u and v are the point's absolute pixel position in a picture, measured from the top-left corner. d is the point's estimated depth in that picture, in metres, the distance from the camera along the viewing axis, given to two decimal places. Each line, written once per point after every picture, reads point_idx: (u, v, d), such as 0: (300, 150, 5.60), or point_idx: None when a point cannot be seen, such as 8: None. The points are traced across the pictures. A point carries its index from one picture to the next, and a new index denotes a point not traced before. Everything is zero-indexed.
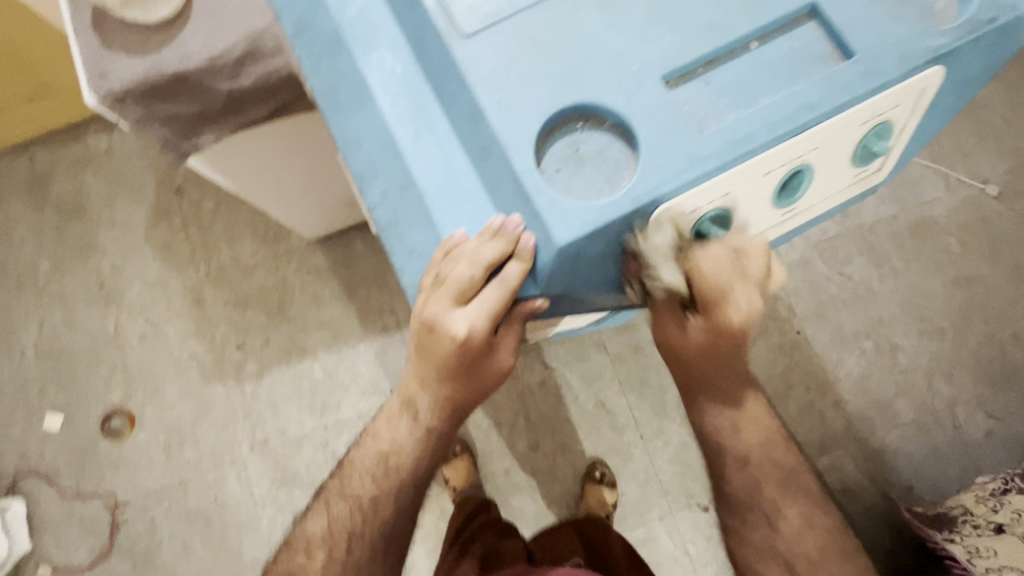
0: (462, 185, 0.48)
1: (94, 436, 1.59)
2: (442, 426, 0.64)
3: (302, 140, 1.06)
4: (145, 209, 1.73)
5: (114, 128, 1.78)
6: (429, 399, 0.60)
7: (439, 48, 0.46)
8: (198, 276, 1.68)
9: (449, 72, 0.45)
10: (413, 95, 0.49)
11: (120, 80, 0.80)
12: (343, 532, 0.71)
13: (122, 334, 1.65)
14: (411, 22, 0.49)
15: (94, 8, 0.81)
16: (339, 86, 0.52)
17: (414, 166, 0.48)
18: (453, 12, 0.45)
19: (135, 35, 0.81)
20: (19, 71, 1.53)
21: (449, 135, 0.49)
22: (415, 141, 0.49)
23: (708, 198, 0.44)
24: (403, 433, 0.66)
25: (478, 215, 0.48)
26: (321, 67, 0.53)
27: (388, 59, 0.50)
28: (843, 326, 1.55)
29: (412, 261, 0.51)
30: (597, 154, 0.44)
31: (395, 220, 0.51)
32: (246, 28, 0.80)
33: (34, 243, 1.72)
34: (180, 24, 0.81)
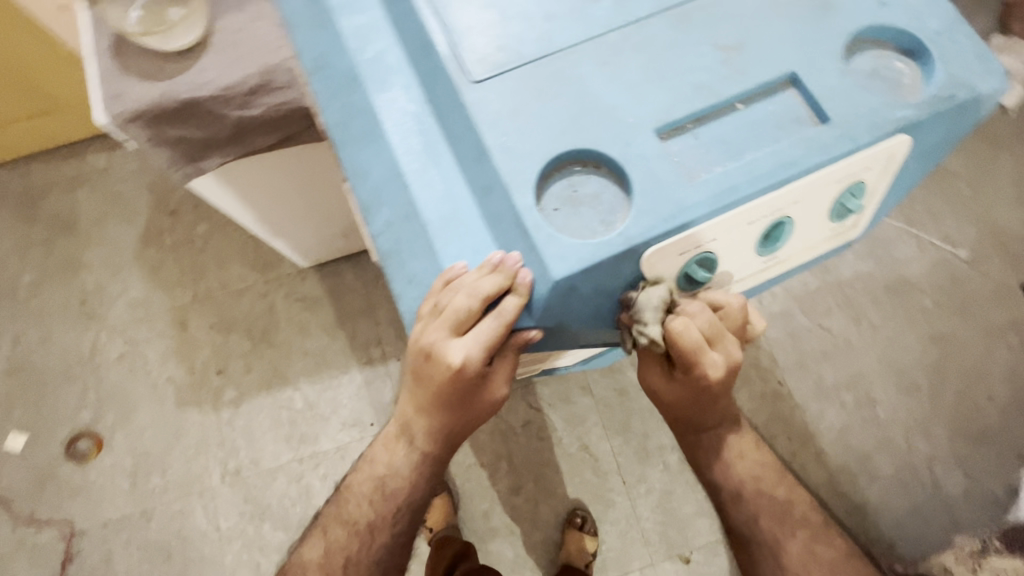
0: (464, 218, 0.50)
1: (58, 459, 1.53)
2: (436, 451, 0.63)
3: (306, 170, 1.09)
4: (137, 228, 1.73)
5: (114, 148, 1.80)
6: (423, 423, 0.60)
7: (450, 91, 0.49)
8: (185, 298, 1.66)
9: (457, 113, 0.48)
10: (422, 133, 0.52)
11: (133, 103, 0.82)
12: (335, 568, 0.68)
13: (99, 354, 1.62)
14: (423, 65, 0.52)
15: (114, 35, 0.85)
16: (352, 122, 0.54)
17: (419, 198, 0.51)
18: (464, 60, 0.48)
19: (152, 62, 0.84)
20: (27, 88, 1.56)
21: (453, 170, 0.51)
22: (421, 175, 0.51)
23: (696, 241, 0.46)
24: (398, 458, 0.66)
25: (477, 247, 0.50)
26: (337, 103, 0.55)
27: (400, 98, 0.53)
28: (824, 378, 1.58)
29: (411, 288, 0.53)
30: (593, 197, 0.46)
31: (398, 249, 0.53)
32: (260, 63, 0.84)
33: (19, 257, 1.71)
34: (197, 55, 0.84)
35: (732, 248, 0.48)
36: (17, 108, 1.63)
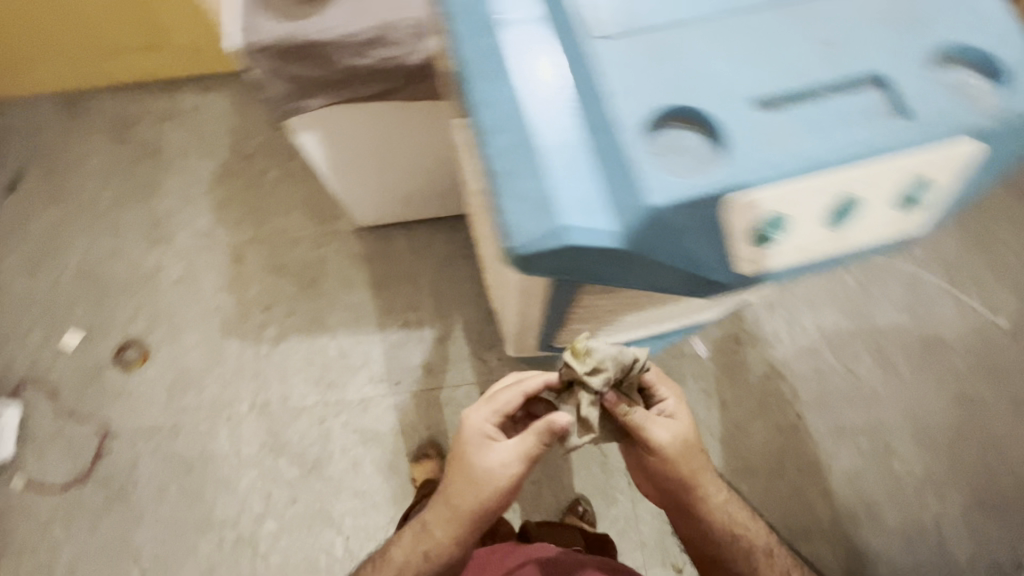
0: (574, 150, 0.54)
1: (106, 363, 1.64)
2: (485, 447, 0.89)
3: (396, 123, 1.20)
4: (214, 166, 1.85)
5: (206, 90, 1.94)
6: (482, 424, 0.90)
7: (577, 42, 0.55)
8: (245, 236, 1.77)
9: (582, 62, 0.54)
10: (541, 75, 0.56)
11: (264, 35, 0.92)
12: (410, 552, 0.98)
13: (160, 273, 1.73)
14: (551, 20, 0.58)
15: None
16: (477, 59, 0.58)
17: (535, 128, 0.54)
18: (594, 18, 0.55)
19: (286, 3, 0.94)
20: (146, 21, 1.71)
21: (567, 109, 0.55)
22: (537, 109, 0.55)
23: (779, 199, 0.51)
24: (461, 467, 0.90)
25: (582, 179, 0.53)
26: (464, 42, 0.59)
27: (525, 43, 0.58)
28: (843, 420, 1.59)
29: (521, 207, 0.53)
30: (691, 149, 0.52)
31: (509, 171, 0.54)
32: (379, 18, 0.93)
33: (105, 173, 1.84)
34: (326, 4, 0.94)
35: (809, 214, 0.52)
36: (129, 39, 1.77)
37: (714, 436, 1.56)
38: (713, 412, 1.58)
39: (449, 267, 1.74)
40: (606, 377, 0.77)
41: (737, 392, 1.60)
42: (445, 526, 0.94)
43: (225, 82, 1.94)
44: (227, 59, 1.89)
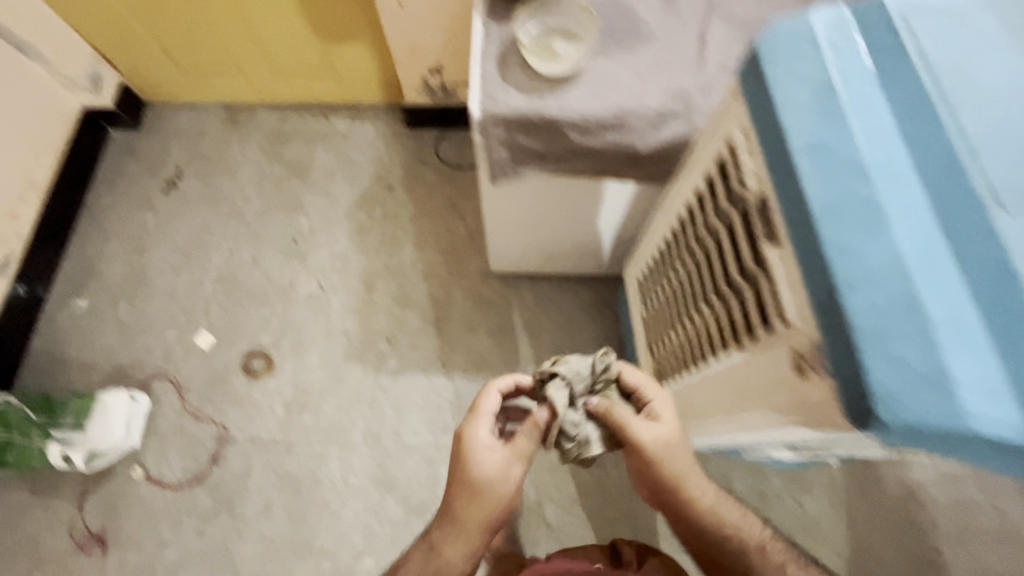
0: (981, 328, 0.48)
1: (234, 368, 1.68)
2: (474, 446, 0.88)
3: (575, 201, 1.15)
4: (356, 191, 1.92)
5: (357, 118, 2.03)
6: (475, 429, 0.90)
7: (977, 213, 0.52)
8: (378, 264, 1.81)
9: (986, 233, 0.51)
10: (933, 234, 0.51)
11: (506, 107, 0.95)
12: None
13: (294, 288, 1.78)
14: (943, 176, 0.53)
15: (503, 47, 0.99)
16: (845, 207, 0.53)
17: (932, 299, 0.49)
18: (998, 190, 0.52)
19: (528, 78, 0.97)
20: (325, 55, 1.81)
21: (967, 280, 0.50)
22: (931, 277, 0.50)
23: None
24: (460, 474, 0.88)
25: (989, 367, 0.47)
26: (824, 183, 0.54)
27: (909, 194, 0.53)
28: (987, 562, 1.45)
29: (900, 388, 0.48)
30: None
31: (889, 336, 0.49)
32: (619, 105, 0.95)
33: (255, 184, 1.94)
34: (567, 84, 0.96)
35: None
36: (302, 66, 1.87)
37: (841, 554, 1.46)
38: (841, 527, 1.48)
39: (572, 325, 1.72)
40: (581, 380, 0.92)
41: (868, 510, 1.50)
42: (454, 551, 0.88)
43: (376, 114, 2.03)
44: (385, 93, 1.97)
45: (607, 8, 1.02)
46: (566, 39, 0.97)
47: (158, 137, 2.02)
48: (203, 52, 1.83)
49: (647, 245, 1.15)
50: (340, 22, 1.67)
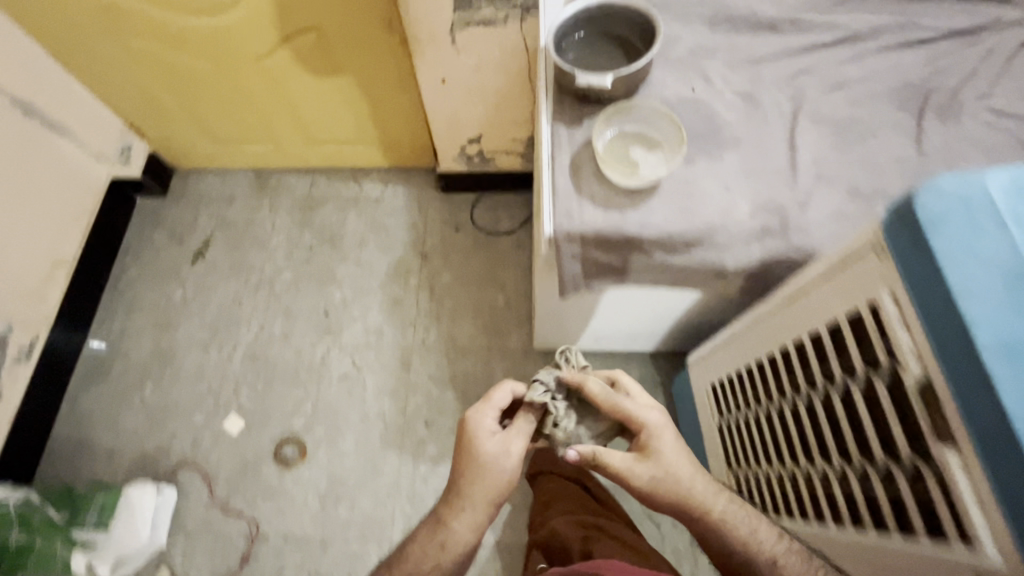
0: None
1: (265, 455, 1.60)
2: (477, 433, 0.87)
3: (652, 300, 1.08)
4: (390, 260, 1.85)
5: (389, 182, 1.97)
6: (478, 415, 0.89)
7: None
8: (414, 340, 1.73)
9: None
10: None
11: (583, 225, 0.87)
12: (426, 561, 0.84)
13: (326, 366, 1.70)
14: None
15: (573, 155, 0.92)
16: None
17: None
18: None
19: (605, 189, 0.89)
20: (359, 122, 1.75)
21: None
22: None
23: None
24: (464, 457, 0.86)
25: None
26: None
27: None
28: None
29: None
30: None
31: None
32: (706, 220, 0.86)
33: (285, 253, 1.87)
34: (647, 195, 0.88)
35: None
36: (334, 133, 1.82)
37: None
38: None
39: None
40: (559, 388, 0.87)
41: None
42: (460, 525, 0.84)
43: (409, 177, 1.97)
44: (420, 156, 1.90)
45: (684, 111, 0.95)
46: (645, 146, 0.91)
47: (187, 204, 1.98)
48: (233, 123, 1.78)
49: (728, 353, 1.05)
50: (377, 92, 1.62)
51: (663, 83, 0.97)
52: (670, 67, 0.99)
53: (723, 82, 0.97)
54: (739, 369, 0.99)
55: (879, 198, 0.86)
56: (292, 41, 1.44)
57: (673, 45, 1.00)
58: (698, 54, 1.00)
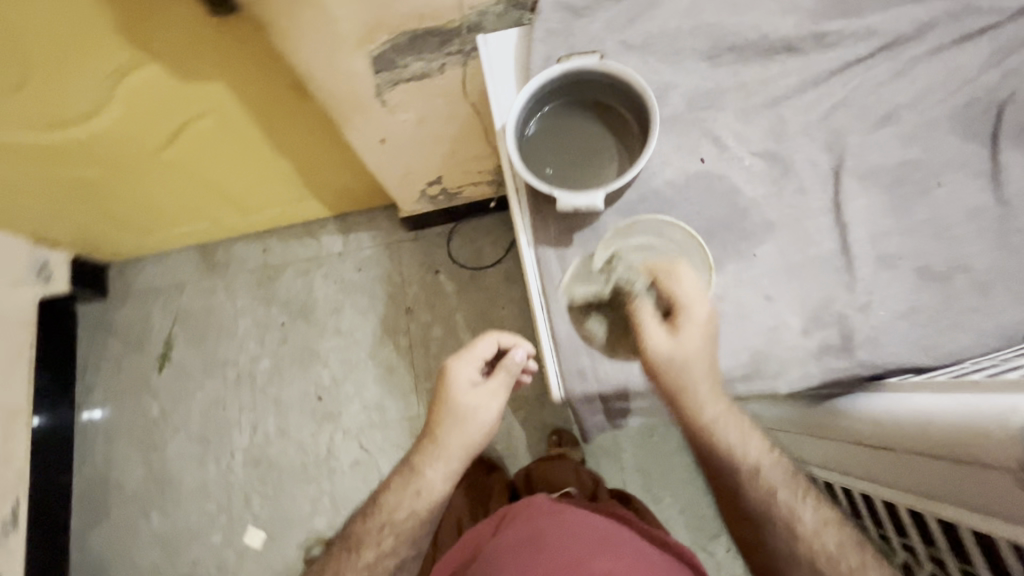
0: None
1: (295, 565, 1.52)
2: (456, 386, 0.92)
3: None
4: (373, 322, 1.67)
5: (350, 230, 1.73)
6: (457, 364, 0.93)
7: None
8: (420, 408, 1.59)
9: None
10: None
11: (599, 383, 0.71)
12: (400, 511, 0.93)
13: (334, 457, 1.58)
14: None
15: (567, 288, 0.73)
16: None
17: None
18: None
19: (618, 330, 0.72)
20: (299, 185, 1.50)
21: None
22: None
23: None
24: (444, 406, 0.92)
25: None
26: None
27: None
28: None
29: None
30: None
31: None
32: (748, 347, 0.70)
33: (257, 338, 1.69)
34: None
35: None
36: (277, 198, 1.56)
37: None
38: None
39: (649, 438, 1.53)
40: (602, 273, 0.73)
41: None
42: (433, 473, 0.92)
43: (371, 220, 1.73)
44: (378, 202, 1.66)
45: (699, 195, 0.75)
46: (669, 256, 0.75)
47: (133, 302, 1.76)
48: (159, 211, 1.52)
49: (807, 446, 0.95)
50: (312, 157, 1.36)
51: (665, 159, 0.76)
52: (669, 132, 0.77)
53: (741, 142, 0.76)
54: (843, 466, 0.84)
55: (959, 277, 0.69)
56: (200, 124, 1.15)
57: (668, 99, 0.78)
58: (702, 105, 0.77)
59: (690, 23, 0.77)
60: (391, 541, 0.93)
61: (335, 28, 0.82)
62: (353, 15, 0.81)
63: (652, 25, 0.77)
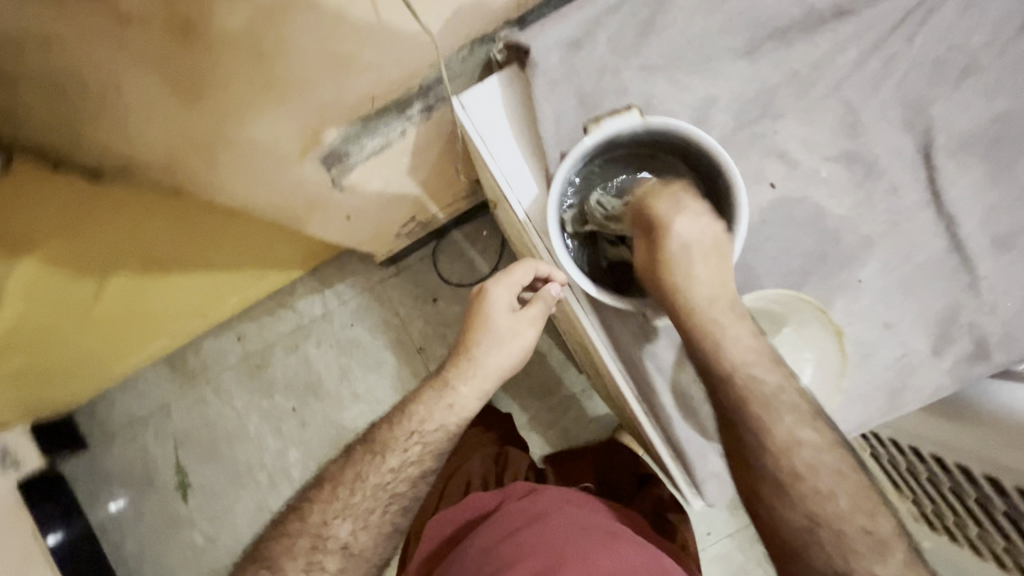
0: None
1: None
2: (499, 288, 0.65)
3: None
4: (390, 375, 1.48)
5: (326, 286, 1.50)
6: (494, 283, 0.65)
7: None
8: None
9: None
10: None
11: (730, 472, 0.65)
12: (430, 422, 0.65)
13: None
14: None
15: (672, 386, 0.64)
16: None
17: None
18: None
19: None
20: (256, 280, 1.28)
21: None
22: None
23: None
24: (490, 295, 0.65)
25: None
26: None
27: None
28: None
29: None
30: None
31: None
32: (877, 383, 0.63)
33: (273, 432, 1.49)
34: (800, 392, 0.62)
35: None
36: (238, 293, 1.32)
37: None
38: None
39: None
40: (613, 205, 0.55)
41: None
42: (469, 387, 0.66)
43: (345, 268, 1.50)
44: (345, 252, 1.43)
45: (781, 231, 0.63)
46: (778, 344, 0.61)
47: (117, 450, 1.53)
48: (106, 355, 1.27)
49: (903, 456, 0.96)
50: (262, 257, 1.13)
51: None
52: None
53: (811, 150, 0.63)
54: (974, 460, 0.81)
55: None
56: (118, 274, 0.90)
57: (713, 121, 0.63)
58: (754, 117, 0.63)
59: (717, 19, 0.61)
60: (421, 448, 0.65)
61: (270, 151, 0.61)
62: (282, 134, 0.59)
63: (672, 33, 0.61)
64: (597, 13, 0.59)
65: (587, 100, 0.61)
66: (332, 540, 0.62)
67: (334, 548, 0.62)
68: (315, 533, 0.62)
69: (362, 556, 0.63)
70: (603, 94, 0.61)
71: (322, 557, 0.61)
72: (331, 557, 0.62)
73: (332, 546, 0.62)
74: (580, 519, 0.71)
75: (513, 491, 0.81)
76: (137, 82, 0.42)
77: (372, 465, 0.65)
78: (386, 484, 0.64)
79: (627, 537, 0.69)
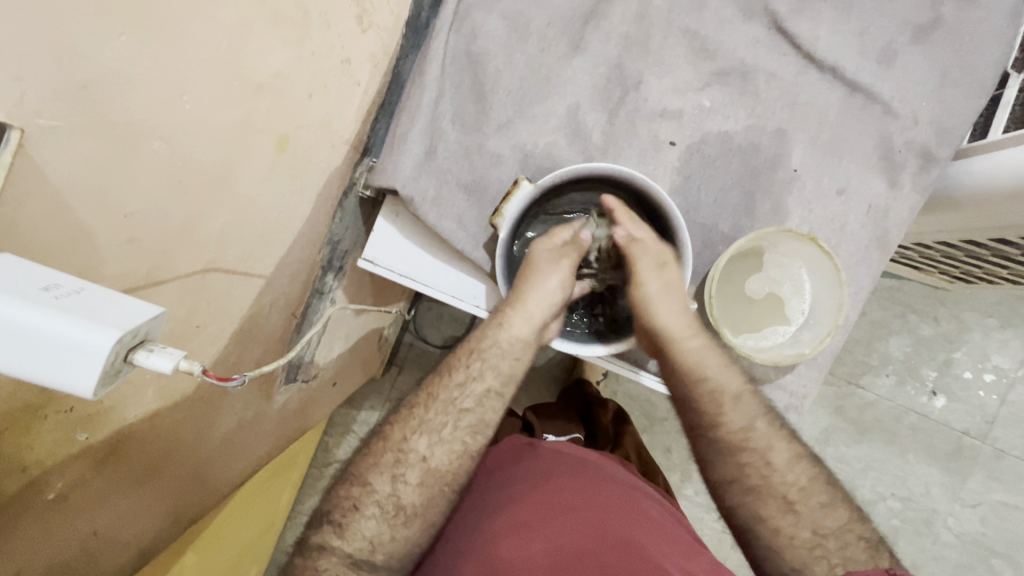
0: None
1: None
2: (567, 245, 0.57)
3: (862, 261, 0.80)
4: None
5: (347, 424, 1.14)
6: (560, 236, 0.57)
7: None
8: None
9: None
10: None
11: (809, 395, 0.64)
12: (489, 343, 0.53)
13: None
14: None
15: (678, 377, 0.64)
16: None
17: None
18: None
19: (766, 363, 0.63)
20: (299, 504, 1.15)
21: None
22: None
23: None
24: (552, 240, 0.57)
25: None
26: None
27: None
28: None
29: None
30: None
31: None
32: (866, 232, 0.64)
33: None
34: (802, 319, 0.62)
35: None
36: (291, 524, 1.13)
37: None
38: None
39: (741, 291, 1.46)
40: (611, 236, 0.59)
41: None
42: (521, 309, 0.54)
43: (350, 399, 1.14)
44: (348, 399, 1.14)
45: (707, 176, 0.63)
46: (757, 292, 0.63)
47: None
48: None
49: (924, 273, 0.99)
50: (290, 484, 1.02)
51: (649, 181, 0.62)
52: (623, 153, 0.62)
53: (684, 91, 0.63)
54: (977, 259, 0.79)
55: (947, 10, 0.62)
56: None
57: (587, 124, 0.62)
58: (620, 96, 0.62)
59: (529, 44, 0.60)
60: (485, 365, 0.52)
61: (238, 433, 0.59)
62: (240, 412, 0.57)
63: (503, 80, 0.60)
64: (427, 113, 0.58)
65: (472, 187, 0.60)
66: (411, 457, 0.49)
67: (414, 464, 0.48)
68: (430, 400, 0.51)
69: (442, 477, 0.48)
70: (483, 172, 0.60)
71: (402, 473, 0.47)
72: (412, 472, 0.48)
73: (410, 461, 0.48)
74: (589, 468, 0.62)
75: (511, 445, 0.68)
76: (109, 512, 0.40)
77: (474, 355, 0.53)
78: (456, 399, 0.51)
79: (628, 485, 0.62)
